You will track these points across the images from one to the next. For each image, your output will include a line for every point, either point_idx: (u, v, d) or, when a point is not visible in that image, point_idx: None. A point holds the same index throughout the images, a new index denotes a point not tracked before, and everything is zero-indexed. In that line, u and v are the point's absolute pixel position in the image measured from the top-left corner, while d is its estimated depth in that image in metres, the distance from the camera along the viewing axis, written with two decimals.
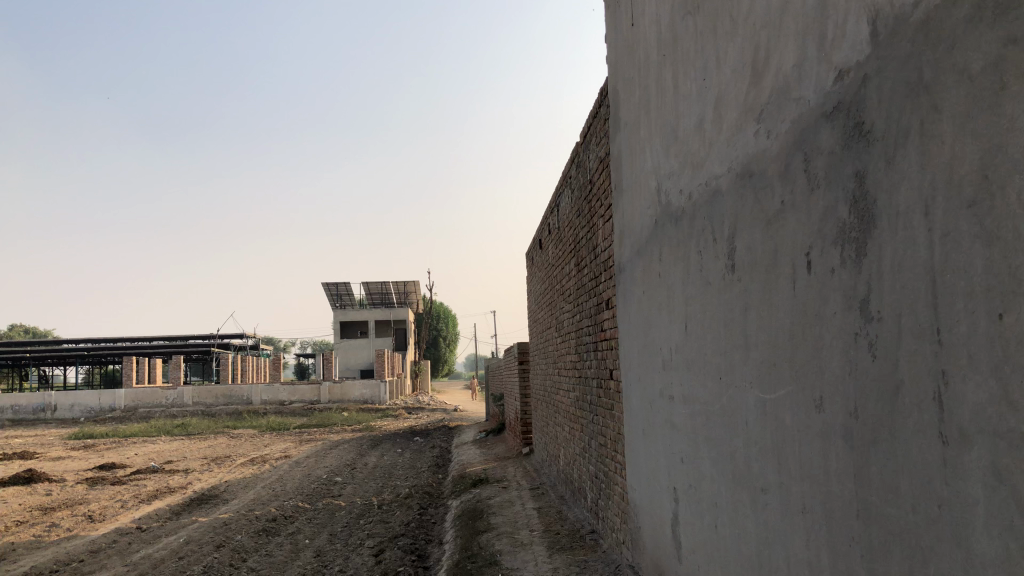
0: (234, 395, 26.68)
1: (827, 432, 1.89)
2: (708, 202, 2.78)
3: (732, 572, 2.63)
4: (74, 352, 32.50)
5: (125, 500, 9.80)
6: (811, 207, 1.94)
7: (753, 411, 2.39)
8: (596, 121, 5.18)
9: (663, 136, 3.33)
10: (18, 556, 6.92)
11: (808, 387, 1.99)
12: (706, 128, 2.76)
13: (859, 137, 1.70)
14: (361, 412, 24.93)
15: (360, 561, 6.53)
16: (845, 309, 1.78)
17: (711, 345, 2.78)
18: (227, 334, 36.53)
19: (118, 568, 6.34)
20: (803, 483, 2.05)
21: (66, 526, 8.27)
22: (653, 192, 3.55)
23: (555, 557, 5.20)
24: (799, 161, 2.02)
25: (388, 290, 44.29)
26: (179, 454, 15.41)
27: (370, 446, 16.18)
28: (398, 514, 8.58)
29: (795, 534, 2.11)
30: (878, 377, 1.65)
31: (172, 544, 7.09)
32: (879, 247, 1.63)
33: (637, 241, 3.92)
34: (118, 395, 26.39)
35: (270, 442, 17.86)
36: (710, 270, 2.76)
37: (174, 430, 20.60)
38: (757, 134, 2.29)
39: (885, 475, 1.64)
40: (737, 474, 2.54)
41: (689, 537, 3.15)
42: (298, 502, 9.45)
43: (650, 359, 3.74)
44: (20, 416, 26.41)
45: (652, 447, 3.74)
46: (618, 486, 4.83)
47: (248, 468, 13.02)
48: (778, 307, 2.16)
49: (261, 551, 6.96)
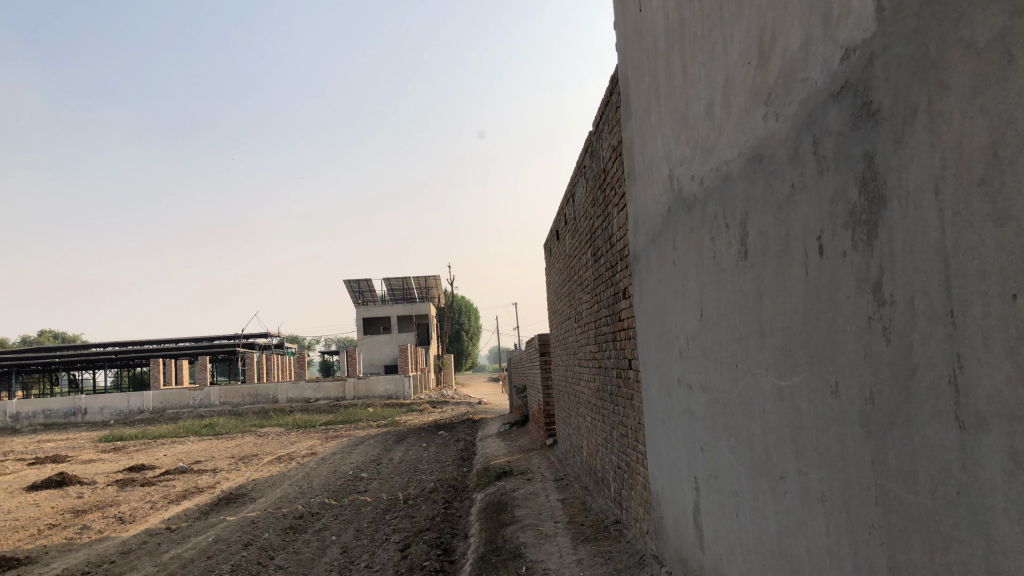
0: (260, 393, 26.91)
1: (844, 419, 1.86)
2: (720, 188, 2.74)
3: (755, 561, 2.60)
4: (103, 356, 32.94)
5: (155, 502, 9.92)
6: (821, 190, 1.91)
7: (769, 398, 2.35)
8: (608, 110, 5.14)
9: (674, 122, 3.29)
10: (51, 559, 7.02)
11: (823, 373, 1.96)
12: (716, 113, 2.72)
13: (867, 117, 1.66)
14: (385, 408, 25.04)
15: (387, 556, 6.56)
16: (858, 293, 1.75)
17: (727, 333, 2.74)
18: (251, 333, 36.83)
19: (148, 568, 6.41)
20: (821, 471, 2.02)
21: (98, 528, 8.37)
22: (665, 179, 3.52)
23: (579, 548, 5.20)
24: (807, 143, 1.98)
25: (410, 285, 44.41)
26: (207, 454, 15.57)
27: (395, 440, 16.26)
28: (424, 508, 8.61)
29: (815, 523, 2.08)
30: (892, 361, 1.62)
31: (200, 544, 7.16)
32: (890, 229, 1.59)
33: (651, 229, 3.89)
34: (146, 397, 26.69)
35: (296, 439, 18.01)
36: (723, 257, 2.73)
37: (202, 430, 20.82)
38: (765, 117, 2.25)
39: (903, 461, 1.61)
40: (756, 462, 2.51)
41: (710, 526, 3.13)
42: (325, 499, 9.52)
43: (667, 347, 3.72)
44: (51, 420, 26.76)
45: (672, 437, 3.71)
46: (640, 476, 4.80)
47: (275, 466, 13.13)
48: (792, 293, 2.13)
49: (289, 548, 7.01)
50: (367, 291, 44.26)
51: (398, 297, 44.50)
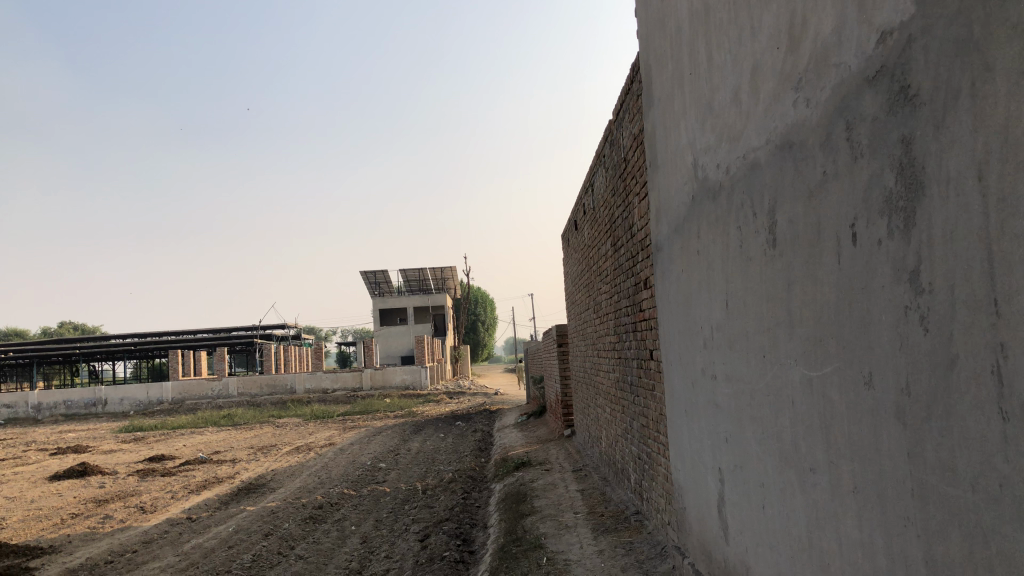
0: (277, 384, 27.05)
1: (878, 410, 1.83)
2: (746, 175, 2.71)
3: (782, 553, 2.58)
4: (122, 347, 33.25)
5: (175, 491, 10.00)
6: (855, 176, 1.87)
7: (799, 389, 2.32)
8: (628, 98, 5.10)
9: (698, 109, 3.25)
10: (75, 548, 7.09)
11: (856, 363, 1.93)
12: (743, 99, 2.68)
13: (905, 101, 1.62)
14: (402, 399, 25.12)
15: (406, 547, 6.57)
16: (894, 282, 1.71)
17: (754, 323, 2.71)
18: (269, 324, 37.05)
19: (170, 558, 6.46)
20: (853, 462, 1.99)
21: (120, 517, 8.45)
22: (689, 167, 3.48)
23: (600, 539, 5.19)
24: (840, 129, 1.94)
25: (426, 276, 44.45)
26: (226, 445, 15.68)
27: (412, 431, 16.30)
28: (442, 499, 8.63)
29: (847, 516, 2.05)
30: (931, 351, 1.59)
31: (221, 534, 7.20)
32: (929, 216, 1.55)
33: (674, 218, 3.85)
34: (165, 388, 26.90)
35: (314, 430, 18.10)
36: (751, 246, 2.69)
37: (221, 420, 20.97)
38: (795, 103, 2.21)
39: (942, 455, 1.58)
40: (784, 454, 2.48)
41: (736, 518, 3.10)
42: (344, 489, 9.56)
43: (690, 338, 3.69)
44: (72, 411, 27.01)
45: (695, 428, 3.69)
46: (662, 466, 4.77)
47: (294, 456, 13.20)
48: (823, 281, 2.09)
49: (309, 538, 7.04)
50: (383, 282, 44.35)
51: (414, 289, 44.56)
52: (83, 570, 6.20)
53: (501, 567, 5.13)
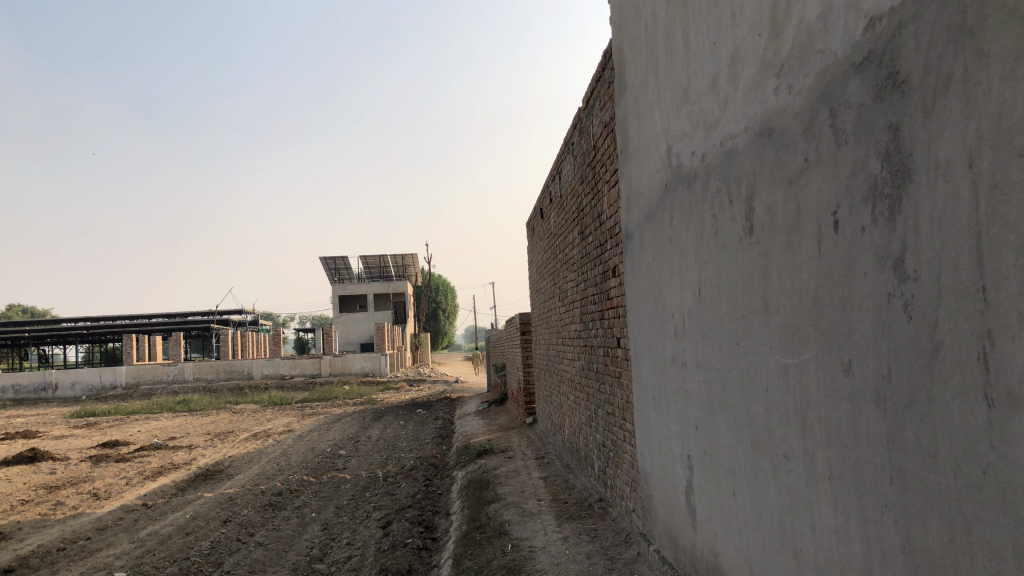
0: (234, 370, 26.67)
1: (857, 397, 1.84)
2: (724, 163, 2.70)
3: (753, 540, 2.59)
4: (74, 331, 32.52)
5: (130, 478, 9.81)
6: (838, 163, 1.87)
7: (774, 376, 2.33)
8: (600, 86, 5.08)
9: (674, 96, 3.24)
10: (25, 535, 6.90)
11: (836, 350, 1.93)
12: (721, 86, 2.67)
13: (894, 88, 1.62)
14: (361, 386, 24.93)
15: (368, 534, 6.52)
16: (877, 269, 1.71)
17: (728, 311, 2.72)
18: (226, 310, 36.50)
19: (125, 545, 6.33)
20: (829, 449, 1.99)
21: (72, 504, 8.25)
22: (663, 154, 3.47)
23: (565, 526, 5.19)
24: (824, 116, 1.93)
25: (387, 263, 44.15)
26: (180, 431, 15.42)
27: (372, 419, 16.17)
28: (404, 486, 8.58)
29: (822, 502, 2.06)
30: (914, 339, 1.59)
31: (178, 521, 7.06)
32: (916, 203, 1.56)
33: (646, 206, 3.85)
34: (118, 372, 26.33)
35: (273, 416, 17.87)
36: (727, 234, 2.69)
37: (176, 406, 20.64)
38: (777, 90, 2.20)
39: (923, 440, 1.59)
40: (758, 441, 2.49)
41: (704, 505, 3.12)
42: (303, 476, 9.46)
43: (660, 326, 3.69)
44: (20, 395, 26.32)
45: (663, 416, 3.70)
46: (628, 454, 4.78)
47: (253, 443, 13.02)
48: (802, 269, 2.09)
49: (268, 526, 6.94)
50: (344, 267, 43.96)
51: (374, 275, 44.25)
52: (35, 558, 6.03)
53: (465, 554, 5.11)
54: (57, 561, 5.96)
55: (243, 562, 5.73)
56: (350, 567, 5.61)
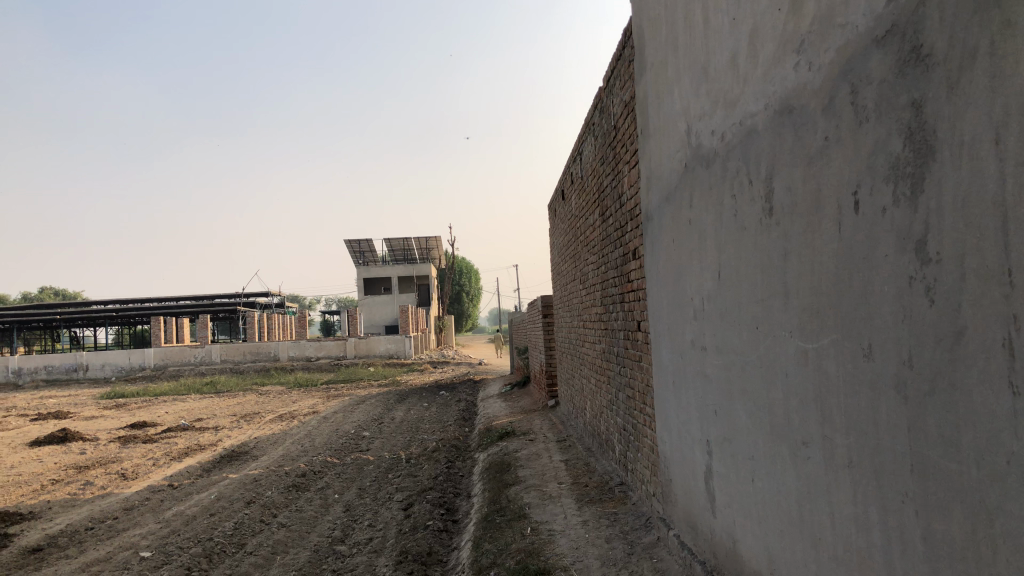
0: (261, 352, 26.93)
1: (877, 383, 1.78)
2: (743, 143, 2.64)
3: (771, 526, 2.55)
4: (104, 313, 33.00)
5: (157, 458, 9.94)
6: (858, 142, 1.81)
7: (792, 361, 2.28)
8: (620, 65, 5.01)
9: (693, 75, 3.17)
10: (54, 514, 7.03)
11: (855, 335, 1.87)
12: (740, 63, 2.60)
13: (916, 62, 1.55)
14: (386, 368, 25.07)
15: (390, 515, 6.55)
16: (898, 251, 1.66)
17: (747, 295, 2.66)
18: (252, 293, 36.84)
19: (151, 525, 6.41)
20: (849, 436, 1.94)
21: (100, 484, 8.38)
22: (682, 134, 3.40)
23: (584, 509, 5.18)
24: (844, 93, 1.87)
25: (411, 246, 44.26)
26: (208, 412, 15.62)
27: (397, 400, 16.28)
28: (426, 468, 8.62)
29: (840, 489, 2.01)
30: (936, 324, 1.53)
31: (203, 501, 7.15)
32: (939, 182, 1.50)
33: (665, 187, 3.79)
34: (147, 354, 26.69)
35: (298, 398, 18.03)
36: (746, 215, 2.63)
37: (204, 388, 20.88)
38: (796, 66, 2.14)
39: (944, 429, 1.54)
40: (776, 427, 2.45)
41: (723, 490, 3.08)
42: (327, 456, 9.55)
43: (680, 309, 3.65)
44: (52, 376, 26.60)
45: (682, 400, 3.66)
46: (648, 438, 4.75)
47: (278, 425, 13.15)
48: (821, 251, 2.04)
49: (292, 506, 7.00)
50: (367, 249, 44.10)
51: (398, 258, 44.44)
52: (63, 537, 6.13)
53: (484, 536, 5.11)
54: (85, 540, 6.06)
55: (266, 543, 5.78)
56: (372, 548, 5.64)
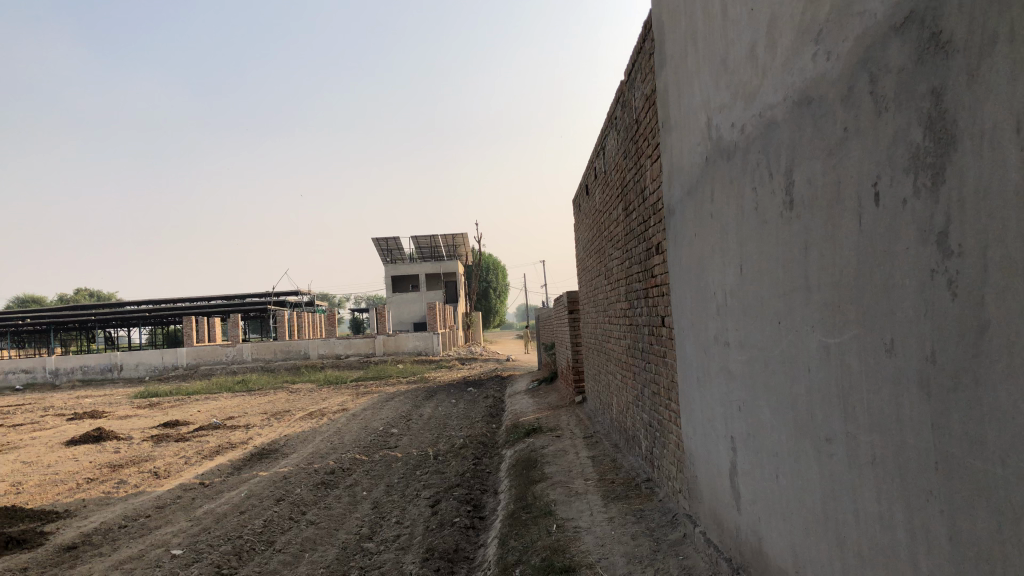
0: (291, 350, 27.17)
1: (900, 378, 1.74)
2: (763, 135, 2.60)
3: (795, 524, 2.52)
4: (137, 313, 33.48)
5: (189, 457, 10.07)
6: (878, 133, 1.76)
7: (815, 356, 2.24)
8: (641, 58, 4.96)
9: (713, 67, 3.13)
10: (89, 513, 7.14)
11: (878, 330, 1.83)
12: (759, 54, 2.56)
13: (936, 50, 1.51)
14: (415, 365, 25.17)
15: (417, 512, 6.57)
16: (919, 244, 1.62)
17: (769, 289, 2.63)
18: (282, 292, 37.18)
19: (183, 523, 6.49)
20: (872, 433, 1.90)
21: (134, 482, 8.51)
22: (703, 127, 3.37)
23: (611, 506, 5.16)
24: (863, 83, 1.83)
25: (438, 243, 44.38)
26: (239, 410, 15.80)
27: (425, 397, 16.33)
28: (453, 464, 8.63)
29: (865, 487, 1.97)
30: (959, 318, 1.50)
31: (233, 499, 7.23)
32: (961, 173, 1.46)
33: (687, 181, 3.75)
34: (179, 353, 27.04)
35: (328, 395, 18.17)
36: (767, 208, 2.59)
37: (235, 386, 21.11)
38: (815, 56, 2.10)
39: (969, 427, 1.50)
40: (800, 424, 2.41)
41: (748, 487, 3.04)
42: (356, 454, 9.61)
43: (703, 304, 3.61)
44: (88, 376, 26.95)
45: (707, 396, 3.62)
46: (673, 434, 4.71)
47: (308, 422, 13.25)
48: (842, 245, 2.00)
49: (320, 504, 7.06)
50: (395, 247, 44.33)
51: (426, 255, 44.59)
52: (97, 535, 6.23)
53: (510, 533, 5.10)
54: (118, 538, 6.15)
55: (295, 541, 5.82)
56: (399, 546, 5.66)
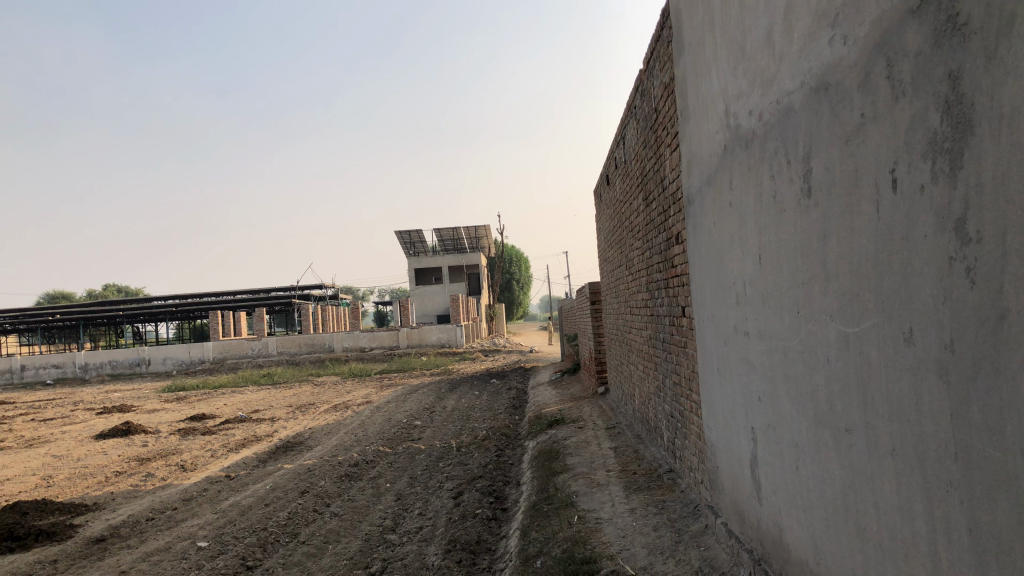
0: (316, 343, 27.37)
1: (919, 367, 1.71)
2: (781, 122, 2.56)
3: (816, 515, 2.49)
4: (164, 308, 33.90)
5: (215, 450, 10.18)
6: (895, 118, 1.73)
7: (834, 345, 2.21)
8: (659, 46, 4.91)
9: (730, 54, 3.09)
10: (117, 505, 7.25)
11: (896, 319, 1.80)
12: (776, 40, 2.52)
13: (953, 31, 1.48)
14: (438, 357, 25.25)
15: (440, 504, 6.59)
16: (937, 231, 1.58)
17: (788, 278, 2.60)
18: (306, 286, 37.47)
19: (209, 515, 6.57)
20: (892, 423, 1.88)
21: (161, 475, 8.63)
22: (721, 115, 3.33)
23: (632, 497, 5.14)
24: (880, 67, 1.79)
25: (460, 235, 44.44)
26: (264, 403, 15.95)
27: (448, 389, 16.38)
28: (476, 456, 8.66)
29: (885, 478, 1.94)
30: (978, 307, 1.47)
31: (258, 492, 7.30)
32: (979, 158, 1.42)
33: (706, 170, 3.71)
34: (206, 348, 27.33)
35: (352, 388, 18.29)
36: (785, 197, 2.56)
37: (261, 379, 21.32)
38: (831, 41, 2.06)
39: (988, 416, 1.47)
40: (820, 414, 2.38)
41: (769, 478, 3.01)
42: (380, 446, 9.67)
43: (722, 294, 3.57)
44: (117, 370, 27.36)
45: (727, 387, 3.59)
46: (695, 425, 4.69)
47: (332, 415, 13.35)
48: (860, 233, 1.97)
49: (344, 496, 7.11)
50: (418, 240, 44.48)
51: (449, 248, 44.70)
52: (124, 527, 6.32)
53: (532, 525, 5.11)
54: (146, 531, 6.23)
55: (318, 533, 5.87)
56: (421, 537, 5.68)
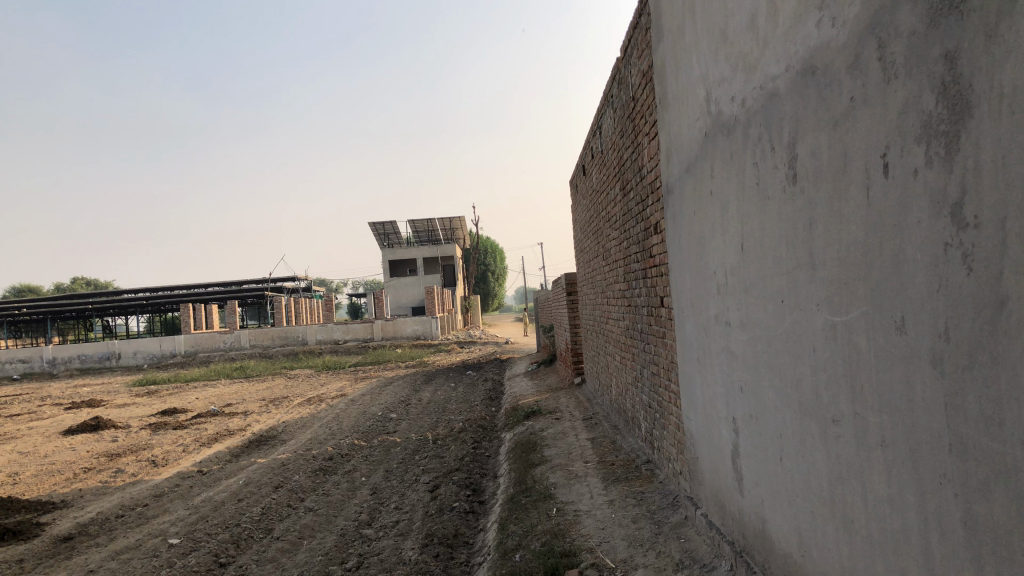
0: (289, 336, 27.12)
1: (911, 356, 1.67)
2: (765, 107, 2.51)
3: (801, 507, 2.46)
4: (135, 301, 33.41)
5: (187, 445, 10.01)
6: (887, 100, 1.68)
7: (820, 335, 2.18)
8: (637, 33, 4.85)
9: (712, 38, 3.03)
10: (86, 502, 7.09)
11: (887, 308, 1.77)
12: (760, 23, 2.47)
13: (950, 10, 1.43)
14: (414, 350, 25.13)
15: (416, 498, 6.52)
16: (932, 217, 1.54)
17: (771, 267, 2.56)
18: (280, 278, 37.12)
19: (180, 511, 6.44)
20: (882, 414, 1.84)
21: (131, 471, 8.46)
22: (702, 102, 3.28)
23: (611, 489, 5.11)
24: (871, 49, 1.74)
25: (434, 227, 44.24)
26: (237, 397, 15.75)
27: (424, 381, 16.28)
28: (452, 449, 8.58)
29: (874, 470, 1.91)
30: (975, 294, 1.42)
31: (231, 487, 7.18)
32: (977, 140, 1.38)
33: (686, 158, 3.66)
34: (177, 341, 26.97)
35: (327, 381, 18.14)
36: (769, 182, 2.51)
37: (234, 373, 21.08)
38: (819, 23, 2.01)
39: (986, 406, 1.43)
40: (805, 405, 2.34)
41: (751, 469, 2.98)
42: (355, 439, 9.57)
43: (703, 283, 3.53)
44: (86, 364, 26.93)
45: (708, 377, 3.55)
46: (673, 415, 4.66)
47: (306, 408, 13.22)
48: (850, 219, 1.92)
49: (318, 490, 7.01)
50: (392, 232, 44.21)
51: (424, 239, 44.49)
52: (93, 525, 6.18)
53: (510, 518, 5.05)
54: (115, 528, 6.09)
55: (292, 528, 5.78)
56: (398, 531, 5.61)
